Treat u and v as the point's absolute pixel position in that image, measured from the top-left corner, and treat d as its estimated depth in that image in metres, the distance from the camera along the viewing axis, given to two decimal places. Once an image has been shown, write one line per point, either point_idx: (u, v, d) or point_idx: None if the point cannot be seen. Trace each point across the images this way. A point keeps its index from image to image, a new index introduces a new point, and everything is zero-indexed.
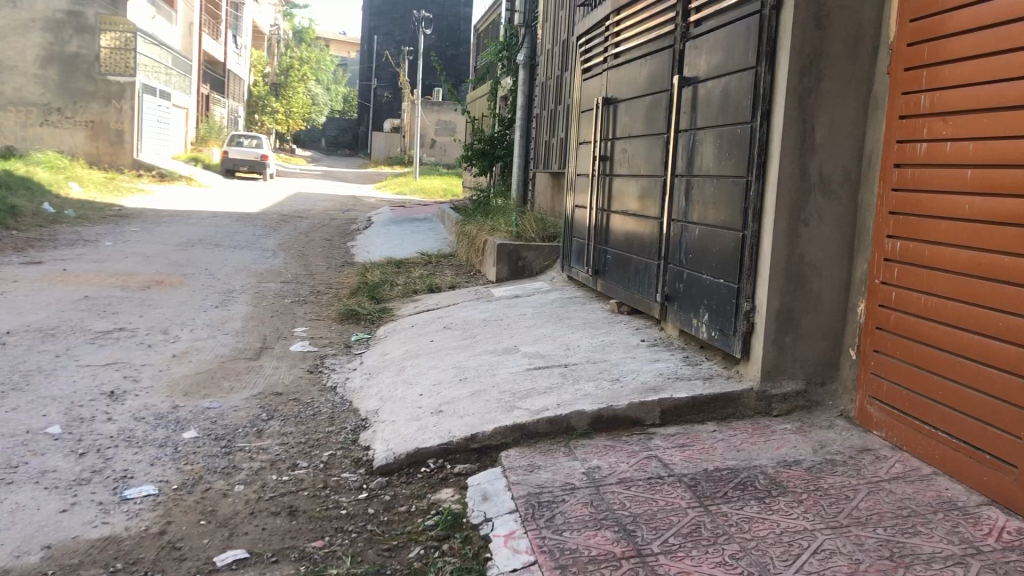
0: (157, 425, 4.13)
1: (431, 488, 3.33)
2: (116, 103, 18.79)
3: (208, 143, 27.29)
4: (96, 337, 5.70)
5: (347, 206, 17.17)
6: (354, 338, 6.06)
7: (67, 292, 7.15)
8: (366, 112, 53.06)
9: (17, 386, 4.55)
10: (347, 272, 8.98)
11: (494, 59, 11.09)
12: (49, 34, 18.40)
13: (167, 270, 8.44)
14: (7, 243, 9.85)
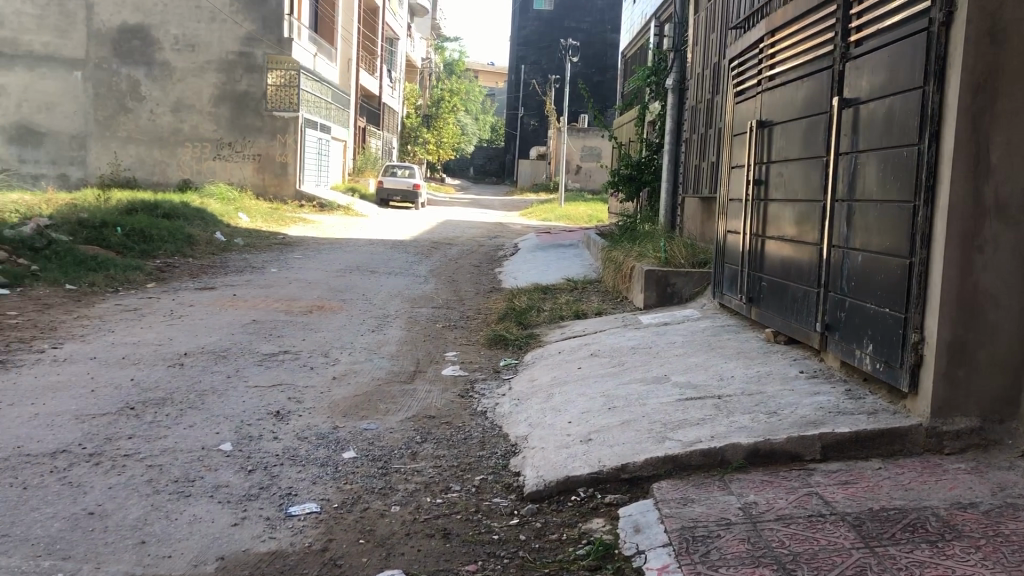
0: (319, 444, 4.31)
1: (582, 517, 3.32)
2: (281, 136, 19.92)
3: (364, 173, 28.50)
4: (263, 359, 6.04)
5: (494, 233, 17.49)
6: (502, 363, 6.15)
7: (238, 315, 7.61)
8: (512, 140, 54.10)
9: (194, 405, 4.86)
10: (495, 297, 9.14)
11: (642, 85, 11.08)
12: (222, 74, 19.71)
13: (327, 295, 8.85)
14: (184, 270, 10.57)
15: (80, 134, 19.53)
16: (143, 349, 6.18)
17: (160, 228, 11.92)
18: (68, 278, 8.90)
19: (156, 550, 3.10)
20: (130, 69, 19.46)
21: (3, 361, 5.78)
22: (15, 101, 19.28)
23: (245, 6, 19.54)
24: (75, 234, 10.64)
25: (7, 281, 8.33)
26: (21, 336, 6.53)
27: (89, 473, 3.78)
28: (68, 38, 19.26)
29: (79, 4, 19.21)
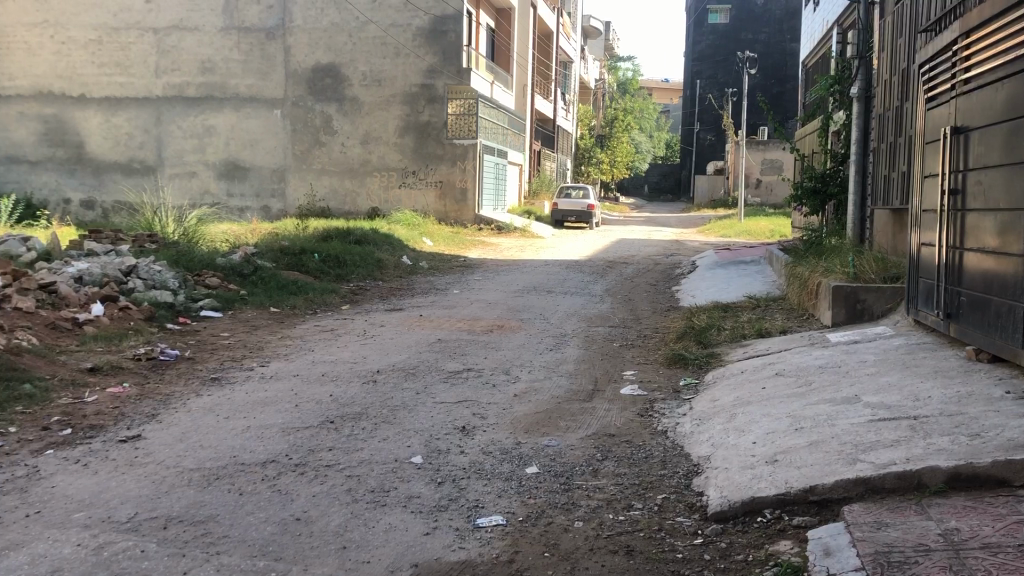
0: (504, 459, 4.45)
1: (769, 539, 3.26)
2: (461, 163, 20.58)
3: (540, 196, 28.97)
4: (449, 376, 6.29)
5: (672, 251, 17.29)
6: (683, 382, 6.10)
7: (425, 335, 7.95)
8: (689, 156, 53.48)
9: (387, 419, 5.14)
10: (674, 316, 9.08)
11: (826, 94, 10.65)
12: (406, 106, 20.55)
13: (507, 315, 9.08)
14: (373, 293, 11.15)
15: (280, 168, 21.01)
16: (339, 367, 6.60)
17: (352, 253, 12.64)
18: (272, 301, 9.62)
19: (356, 555, 3.31)
20: (324, 105, 20.72)
21: (219, 377, 6.33)
22: (224, 140, 21.05)
23: (427, 40, 20.37)
24: (278, 260, 11.48)
25: (220, 305, 9.10)
26: (233, 355, 7.12)
27: (296, 481, 4.09)
28: (268, 79, 20.77)
29: (278, 47, 20.70)
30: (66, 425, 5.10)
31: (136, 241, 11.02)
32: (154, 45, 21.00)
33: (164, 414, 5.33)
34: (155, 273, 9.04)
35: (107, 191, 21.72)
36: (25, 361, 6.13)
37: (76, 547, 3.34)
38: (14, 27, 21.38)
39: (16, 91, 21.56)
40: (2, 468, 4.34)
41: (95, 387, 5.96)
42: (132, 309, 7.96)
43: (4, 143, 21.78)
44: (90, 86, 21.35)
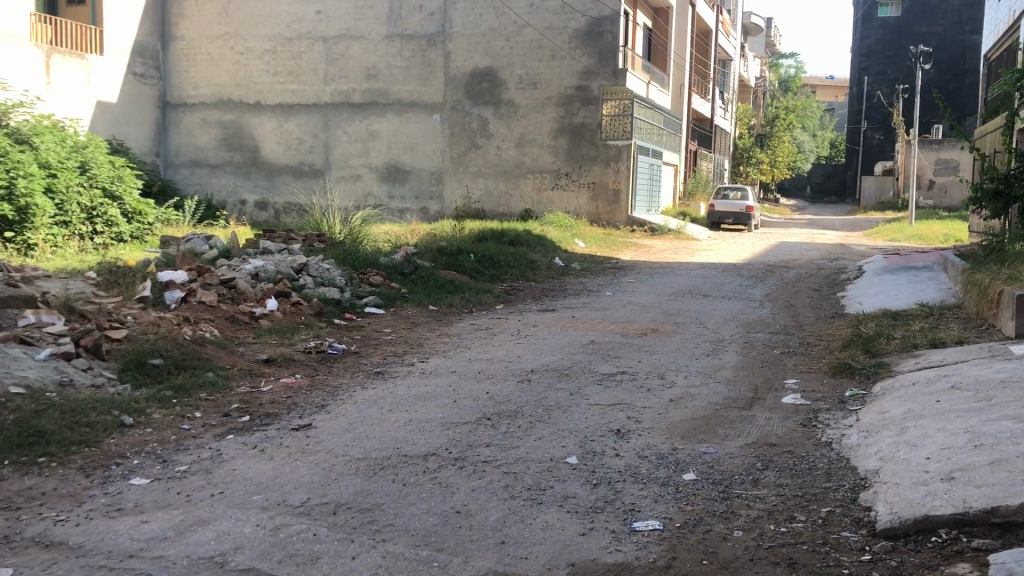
0: (660, 464, 4.42)
1: (944, 560, 3.09)
2: (615, 164, 20.23)
3: (696, 197, 28.44)
4: (603, 378, 6.29)
5: (836, 255, 16.56)
6: (848, 392, 5.85)
7: (579, 336, 7.99)
8: (854, 155, 51.24)
9: (542, 418, 5.20)
10: (838, 323, 8.72)
11: (1010, 88, 9.91)
12: (561, 108, 20.50)
13: (662, 319, 8.98)
14: (527, 293, 11.28)
15: (438, 171, 21.55)
16: (495, 365, 6.72)
17: (507, 254, 12.85)
18: (432, 299, 9.91)
19: (515, 551, 3.37)
20: (481, 109, 21.04)
21: (382, 371, 6.58)
22: (386, 144, 21.82)
23: (583, 42, 20.25)
24: (436, 260, 11.85)
25: (383, 302, 9.46)
26: (395, 351, 7.39)
27: (456, 475, 4.21)
28: (429, 84, 21.35)
29: (439, 53, 21.23)
30: (244, 412, 5.46)
31: (306, 240, 11.62)
32: (323, 53, 22.06)
33: (332, 404, 5.60)
34: (324, 271, 9.51)
35: (279, 193, 23.00)
36: (208, 351, 6.61)
37: (256, 527, 3.56)
38: (199, 40, 22.99)
39: (200, 99, 23.18)
40: (189, 450, 4.70)
41: (269, 377, 6.35)
42: (303, 304, 8.41)
43: (189, 148, 23.50)
44: (265, 94, 22.68)
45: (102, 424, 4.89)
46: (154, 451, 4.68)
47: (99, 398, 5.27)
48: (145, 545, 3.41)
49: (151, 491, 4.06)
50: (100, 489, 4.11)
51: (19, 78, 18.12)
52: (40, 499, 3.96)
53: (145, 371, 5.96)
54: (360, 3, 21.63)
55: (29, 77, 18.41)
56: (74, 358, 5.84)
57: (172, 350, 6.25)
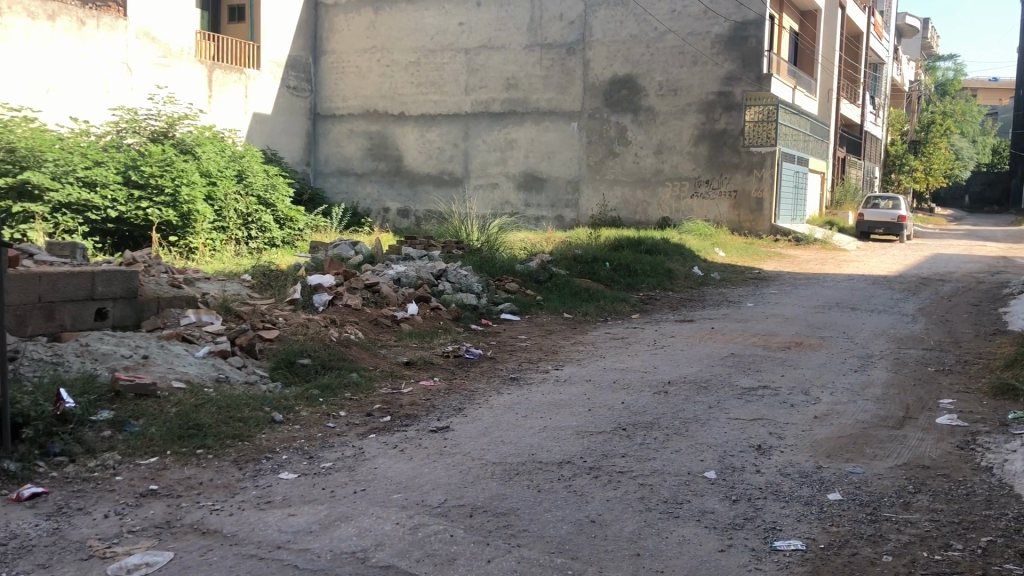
0: (804, 482, 4.25)
1: None
2: (758, 171, 19.59)
3: (843, 206, 27.28)
4: (743, 392, 6.11)
5: (997, 269, 15.51)
6: (1011, 415, 5.47)
7: (717, 348, 7.81)
8: (1020, 163, 47.90)
9: (679, 431, 5.11)
10: (999, 341, 8.17)
11: None
12: (702, 115, 19.94)
13: (806, 332, 8.67)
14: (664, 302, 11.12)
15: (575, 179, 21.49)
16: (631, 375, 6.65)
17: (643, 263, 12.71)
18: (567, 307, 9.92)
19: (650, 563, 3.32)
20: (619, 116, 20.82)
21: (517, 378, 6.63)
22: (524, 152, 22.00)
23: (726, 47, 19.62)
24: (571, 268, 11.91)
25: (519, 308, 9.56)
26: (530, 357, 7.44)
27: (591, 484, 4.19)
28: (567, 93, 21.37)
29: (577, 61, 21.20)
30: (386, 412, 5.61)
31: (445, 247, 11.89)
32: (465, 64, 22.49)
33: (468, 408, 5.69)
34: (462, 278, 9.70)
35: (421, 201, 23.57)
36: (352, 353, 6.85)
37: (395, 525, 3.66)
38: (348, 53, 23.93)
39: (348, 111, 24.12)
40: (334, 448, 4.88)
41: (410, 379, 6.52)
42: (442, 309, 8.61)
43: (337, 157, 24.51)
44: (409, 105, 23.35)
45: (254, 420, 5.15)
46: (302, 447, 4.89)
47: (253, 395, 5.56)
48: (292, 537, 3.56)
49: (297, 486, 4.24)
50: (251, 481, 4.32)
51: (184, 93, 19.37)
52: (198, 488, 4.20)
53: (294, 370, 6.24)
54: (502, 14, 21.92)
55: (193, 92, 19.67)
56: (229, 356, 6.21)
57: (318, 350, 6.52)
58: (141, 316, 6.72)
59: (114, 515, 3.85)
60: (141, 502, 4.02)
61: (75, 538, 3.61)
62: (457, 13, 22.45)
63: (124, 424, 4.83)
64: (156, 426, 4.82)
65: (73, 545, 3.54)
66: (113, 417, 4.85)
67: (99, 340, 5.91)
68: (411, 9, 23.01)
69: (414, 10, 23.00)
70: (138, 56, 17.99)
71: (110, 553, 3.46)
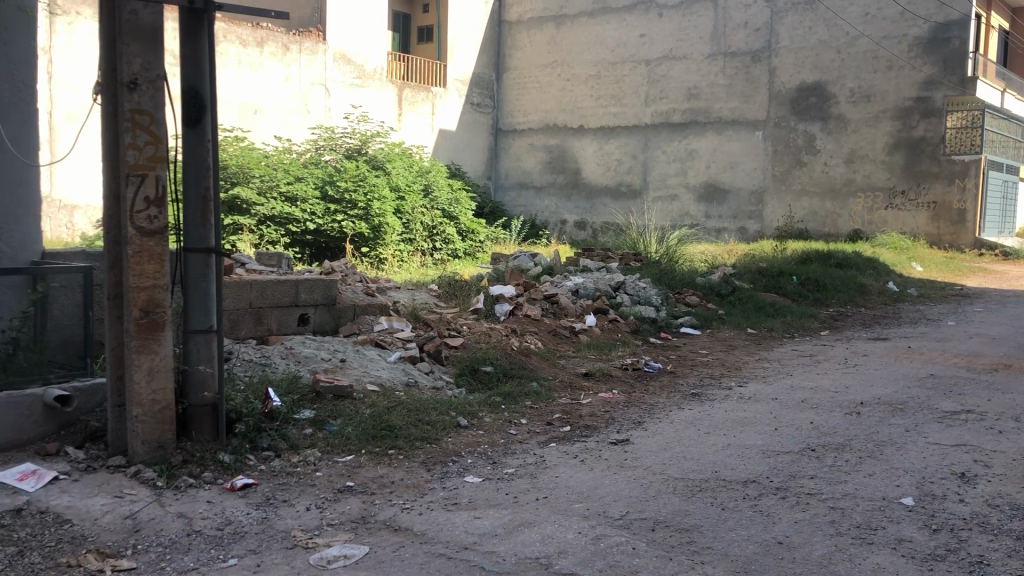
0: (1015, 516, 3.94)
1: None
2: (960, 181, 18.20)
3: None
4: (944, 416, 5.74)
5: None
6: None
7: (915, 369, 7.36)
8: None
9: (872, 454, 4.88)
10: None
11: None
12: (898, 122, 18.78)
13: (1017, 354, 7.99)
14: (855, 319, 10.62)
15: (758, 191, 20.87)
16: (820, 395, 6.39)
17: (833, 277, 12.19)
18: (750, 322, 9.66)
19: None
20: (807, 124, 20.02)
21: (699, 393, 6.53)
22: (705, 162, 21.58)
23: (926, 49, 18.37)
24: (755, 281, 11.65)
25: (700, 322, 9.40)
26: (712, 372, 7.31)
27: (778, 505, 4.06)
28: (751, 102, 20.80)
29: (763, 69, 20.58)
30: (566, 422, 5.68)
31: (622, 259, 11.89)
32: (646, 75, 22.38)
33: (649, 422, 5.66)
34: (641, 290, 9.67)
35: (599, 213, 23.60)
36: (532, 362, 6.99)
37: (578, 534, 3.70)
38: (530, 69, 24.40)
39: (529, 125, 24.59)
40: (516, 454, 4.99)
41: (589, 391, 6.56)
42: (620, 322, 8.62)
43: (518, 171, 25.03)
44: (589, 117, 23.50)
45: (441, 423, 5.35)
46: (486, 452, 5.04)
47: (440, 399, 5.78)
48: (477, 539, 3.68)
49: (482, 489, 4.37)
50: (439, 483, 4.49)
51: (376, 112, 20.42)
52: (390, 486, 4.42)
53: (477, 377, 6.44)
54: (684, 24, 21.63)
55: (384, 111, 20.70)
56: (418, 361, 6.51)
57: (501, 358, 6.70)
58: (338, 322, 7.13)
59: (315, 508, 4.11)
60: (339, 497, 4.27)
61: (281, 527, 3.89)
62: (639, 24, 22.37)
63: (323, 423, 5.15)
64: (352, 426, 5.12)
65: (280, 534, 3.82)
66: (314, 417, 5.19)
67: (301, 343, 6.35)
68: (593, 23, 23.14)
69: (595, 24, 23.12)
70: (335, 78, 19.12)
71: (312, 543, 3.69)
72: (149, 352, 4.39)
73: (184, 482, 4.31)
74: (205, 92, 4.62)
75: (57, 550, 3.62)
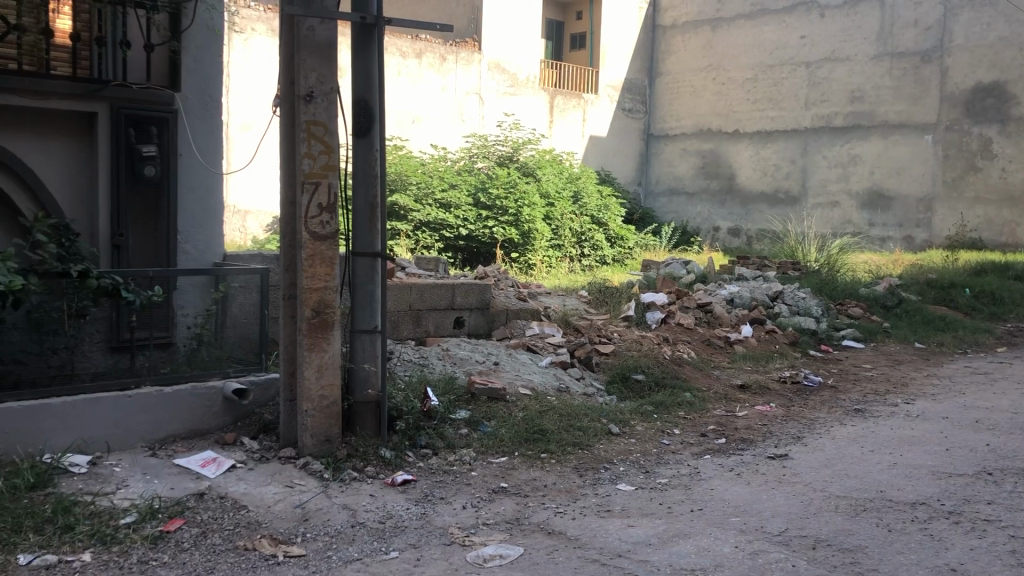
0: None
1: None
2: None
3: None
4: None
5: None
6: None
7: None
8: None
9: None
10: None
11: None
12: None
13: None
14: None
15: (927, 197, 19.50)
16: (998, 416, 5.98)
17: (1013, 289, 11.38)
18: (919, 337, 9.15)
19: None
20: (984, 127, 18.58)
21: (862, 410, 6.25)
22: (869, 168, 20.36)
23: None
24: (924, 293, 11.07)
25: (863, 335, 8.99)
26: (877, 388, 6.97)
27: (950, 530, 3.84)
28: (921, 104, 19.46)
29: (934, 70, 19.24)
30: (721, 434, 5.58)
31: (780, 268, 11.56)
32: (806, 78, 21.45)
33: (809, 437, 5.48)
34: (800, 300, 9.39)
35: (753, 220, 22.82)
36: (686, 372, 6.89)
37: (734, 548, 3.63)
38: (684, 73, 24.00)
39: (682, 130, 24.19)
40: (669, 464, 4.94)
41: (745, 403, 6.40)
42: (778, 333, 8.34)
43: (669, 177, 24.63)
44: (745, 122, 22.78)
45: (593, 430, 5.37)
46: (638, 461, 5.01)
47: (592, 406, 5.80)
48: (632, 547, 3.67)
49: (636, 498, 4.35)
50: (592, 489, 4.51)
51: (528, 119, 20.68)
52: (544, 490, 4.48)
53: (629, 385, 6.41)
54: (847, 24, 20.57)
55: (536, 118, 20.92)
56: (569, 367, 6.55)
57: (653, 367, 6.63)
58: (492, 326, 7.28)
59: (471, 507, 4.22)
60: (494, 497, 4.36)
61: (439, 524, 4.01)
62: (799, 26, 21.51)
63: (478, 424, 5.28)
64: (505, 428, 5.22)
65: (438, 530, 3.94)
66: (470, 417, 5.32)
67: (457, 345, 6.53)
68: (750, 25, 22.46)
69: (753, 26, 22.44)
70: (490, 87, 19.50)
71: (469, 542, 3.79)
72: (320, 350, 4.63)
73: (349, 476, 4.51)
74: (374, 102, 4.82)
75: (235, 533, 3.88)
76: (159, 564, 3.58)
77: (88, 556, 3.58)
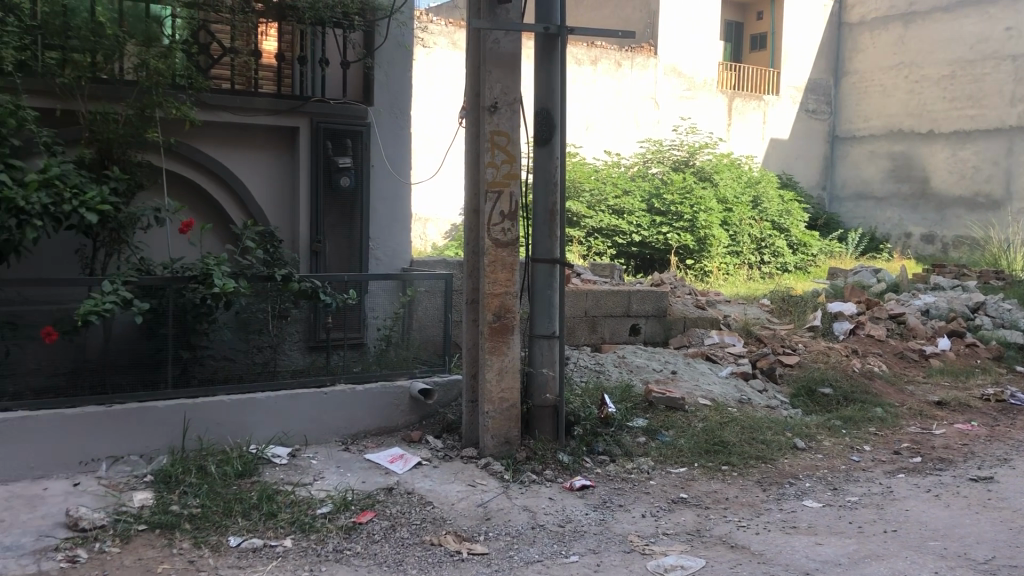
0: None
1: None
2: None
3: None
4: None
5: None
6: None
7: None
8: None
9: None
10: None
11: None
12: None
13: None
14: None
15: None
16: None
17: None
18: None
19: None
20: None
21: None
22: None
23: None
24: None
25: None
26: None
27: None
28: None
29: None
30: (916, 453, 5.26)
31: (981, 278, 10.78)
32: (1011, 72, 19.85)
33: (1017, 460, 5.08)
34: (1004, 312, 8.72)
35: (950, 225, 21.34)
36: (877, 386, 6.55)
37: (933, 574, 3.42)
38: (872, 71, 22.78)
39: (870, 131, 22.92)
40: (859, 482, 4.71)
41: (942, 421, 6.00)
42: (980, 347, 7.79)
43: (855, 180, 23.41)
44: (941, 121, 21.37)
45: (776, 444, 5.20)
46: (825, 477, 4.81)
47: (775, 419, 5.63)
48: (819, 566, 3.53)
49: (825, 515, 4.19)
50: (776, 504, 4.37)
51: (706, 123, 20.32)
52: (725, 502, 4.39)
53: (815, 399, 6.16)
54: None
55: (713, 122, 20.52)
56: (750, 378, 6.40)
57: (841, 381, 6.35)
58: (668, 334, 7.18)
59: (650, 516, 4.19)
60: (673, 507, 4.31)
61: (618, 531, 4.01)
62: (1005, 16, 19.85)
63: (656, 433, 5.24)
64: (685, 438, 5.15)
65: (617, 537, 3.94)
66: (647, 426, 5.29)
67: (634, 353, 6.51)
68: (948, 18, 21.01)
69: (951, 19, 20.96)
70: (666, 92, 19.29)
71: (649, 550, 3.77)
72: (500, 354, 4.75)
73: (528, 478, 4.59)
74: (556, 112, 4.89)
75: (422, 528, 4.03)
76: (353, 553, 3.77)
77: (290, 542, 3.82)
